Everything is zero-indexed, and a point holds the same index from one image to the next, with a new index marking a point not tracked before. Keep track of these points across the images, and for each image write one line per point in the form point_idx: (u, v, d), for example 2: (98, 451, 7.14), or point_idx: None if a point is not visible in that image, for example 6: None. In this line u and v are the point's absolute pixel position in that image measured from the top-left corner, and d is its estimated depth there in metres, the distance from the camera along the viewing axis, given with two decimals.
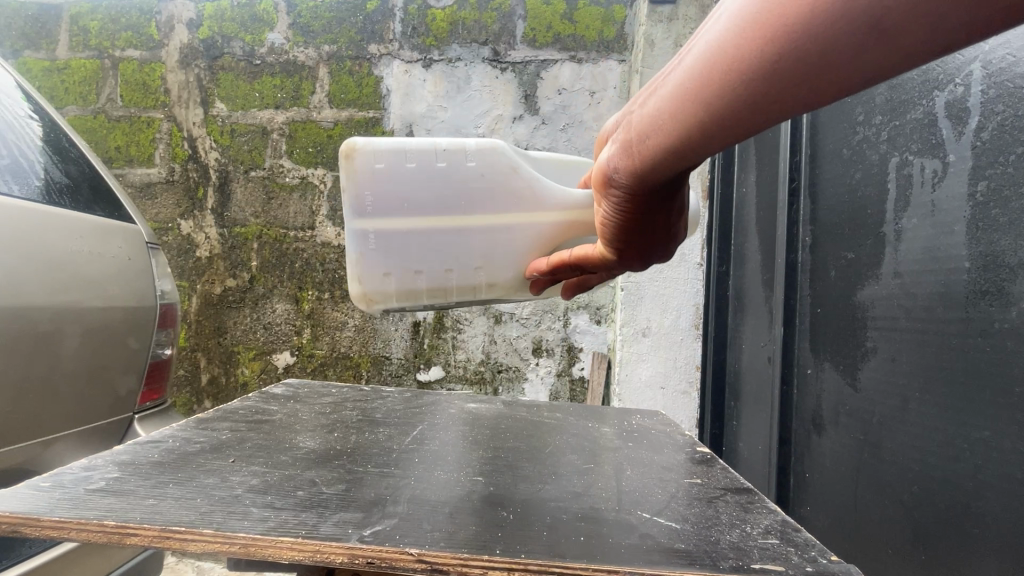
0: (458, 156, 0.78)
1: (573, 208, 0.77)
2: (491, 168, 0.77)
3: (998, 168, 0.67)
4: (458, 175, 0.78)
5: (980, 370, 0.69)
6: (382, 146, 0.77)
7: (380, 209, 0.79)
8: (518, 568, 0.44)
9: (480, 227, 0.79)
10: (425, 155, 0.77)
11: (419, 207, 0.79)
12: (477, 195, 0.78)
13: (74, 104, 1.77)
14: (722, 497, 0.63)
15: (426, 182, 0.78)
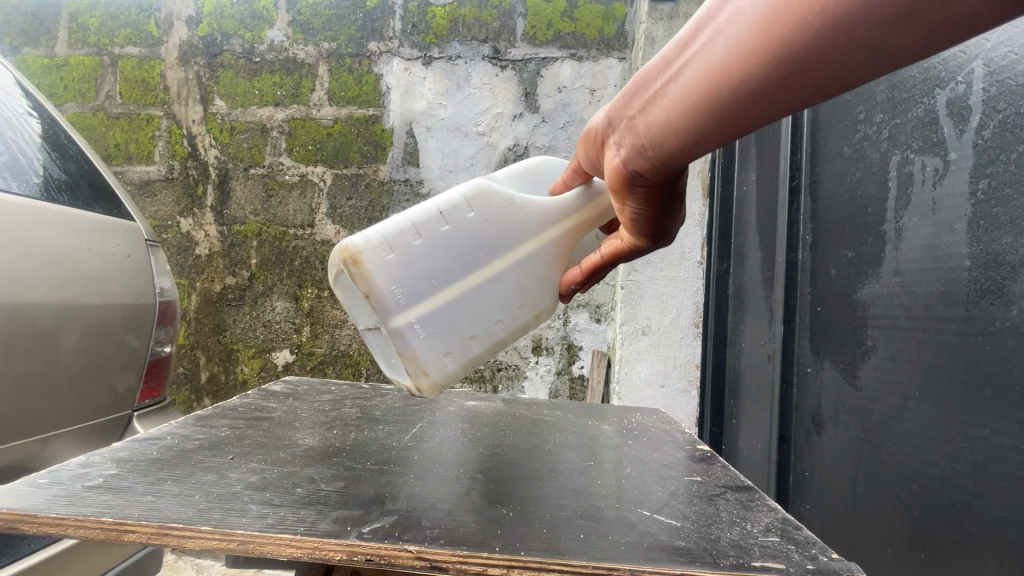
0: (455, 211, 0.68)
1: (569, 213, 0.73)
2: (492, 206, 0.70)
3: (999, 166, 0.67)
4: (465, 229, 0.68)
5: (980, 369, 0.69)
6: (382, 235, 0.65)
7: (410, 295, 0.65)
8: (518, 565, 0.44)
9: (509, 266, 0.70)
10: (428, 226, 0.67)
11: (444, 274, 0.67)
12: (492, 240, 0.69)
13: (73, 102, 1.76)
14: (722, 495, 0.62)
15: (441, 246, 0.67)
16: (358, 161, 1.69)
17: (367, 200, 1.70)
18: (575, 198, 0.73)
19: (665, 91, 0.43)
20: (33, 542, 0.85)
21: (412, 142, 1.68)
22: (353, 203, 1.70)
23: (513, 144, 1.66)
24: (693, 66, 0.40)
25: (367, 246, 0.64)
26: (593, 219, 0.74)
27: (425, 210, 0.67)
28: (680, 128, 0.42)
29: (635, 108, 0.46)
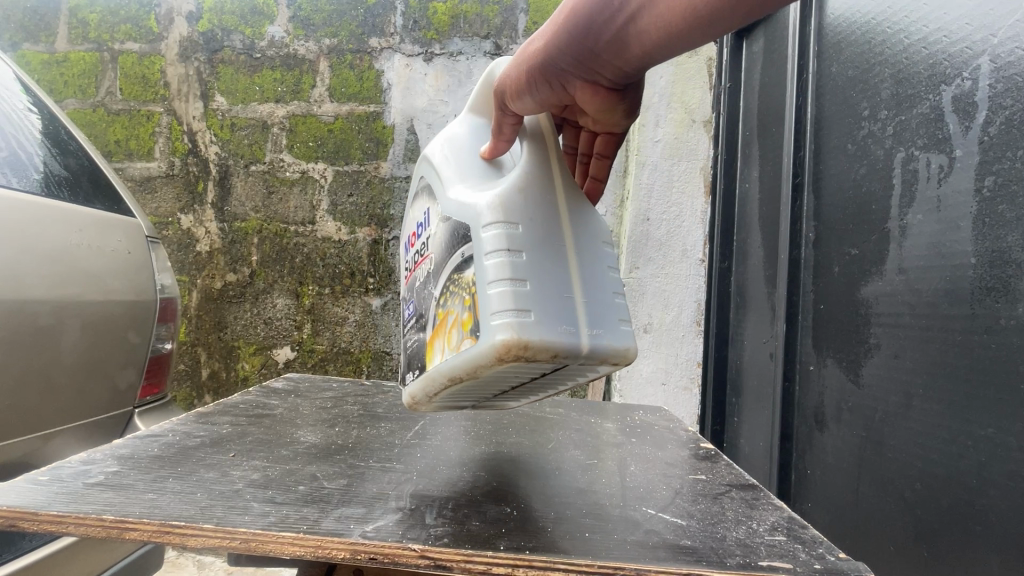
0: (513, 246, 0.52)
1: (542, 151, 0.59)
2: (522, 204, 0.54)
3: (1006, 163, 0.66)
4: (533, 239, 0.53)
5: (985, 366, 0.68)
6: (503, 315, 0.49)
7: (564, 321, 0.51)
8: (523, 564, 0.44)
9: (582, 224, 0.57)
10: (515, 266, 0.51)
11: (564, 281, 0.53)
12: (552, 227, 0.55)
13: (74, 98, 1.76)
14: (727, 494, 0.62)
15: (539, 270, 0.52)
16: (359, 158, 1.69)
17: (368, 197, 1.69)
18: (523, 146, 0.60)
19: (628, 32, 0.47)
20: (35, 538, 0.86)
21: (413, 139, 1.67)
22: (354, 200, 1.69)
23: None
24: (654, 11, 0.44)
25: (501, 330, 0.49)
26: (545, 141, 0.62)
27: (493, 269, 0.51)
28: (653, 56, 0.48)
29: (598, 50, 0.50)
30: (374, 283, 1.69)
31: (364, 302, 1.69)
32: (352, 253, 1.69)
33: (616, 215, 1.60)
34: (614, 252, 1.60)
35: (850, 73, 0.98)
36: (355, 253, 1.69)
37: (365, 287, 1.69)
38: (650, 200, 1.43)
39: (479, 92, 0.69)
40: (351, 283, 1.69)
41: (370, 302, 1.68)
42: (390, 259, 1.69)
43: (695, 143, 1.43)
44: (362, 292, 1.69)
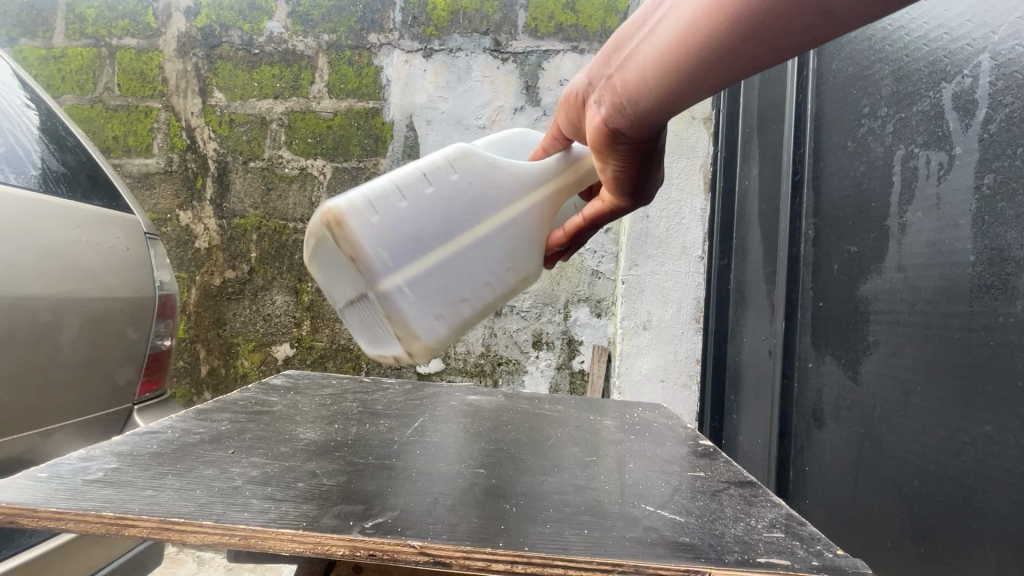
0: (426, 176, 0.59)
1: (547, 178, 0.64)
2: (467, 167, 0.61)
3: (1006, 160, 0.66)
4: (443, 190, 0.59)
5: (983, 364, 0.68)
6: (365, 197, 0.56)
7: (393, 254, 0.56)
8: (522, 560, 0.44)
9: (497, 229, 0.61)
10: (411, 185, 0.58)
11: (433, 236, 0.59)
12: (472, 202, 0.60)
13: (72, 93, 1.75)
14: (726, 491, 0.62)
15: (424, 208, 0.58)
16: (358, 154, 1.68)
17: None
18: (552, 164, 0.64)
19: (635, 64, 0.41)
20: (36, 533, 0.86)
21: (412, 136, 1.67)
22: None
23: None
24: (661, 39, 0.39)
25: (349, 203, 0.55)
26: (570, 172, 0.65)
27: (401, 176, 0.58)
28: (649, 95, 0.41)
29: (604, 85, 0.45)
30: None
31: None
32: None
33: None
34: (613, 249, 1.60)
35: (850, 70, 0.97)
36: None
37: None
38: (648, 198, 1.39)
39: None
40: None
41: None
42: None
43: (694, 140, 1.39)
44: None
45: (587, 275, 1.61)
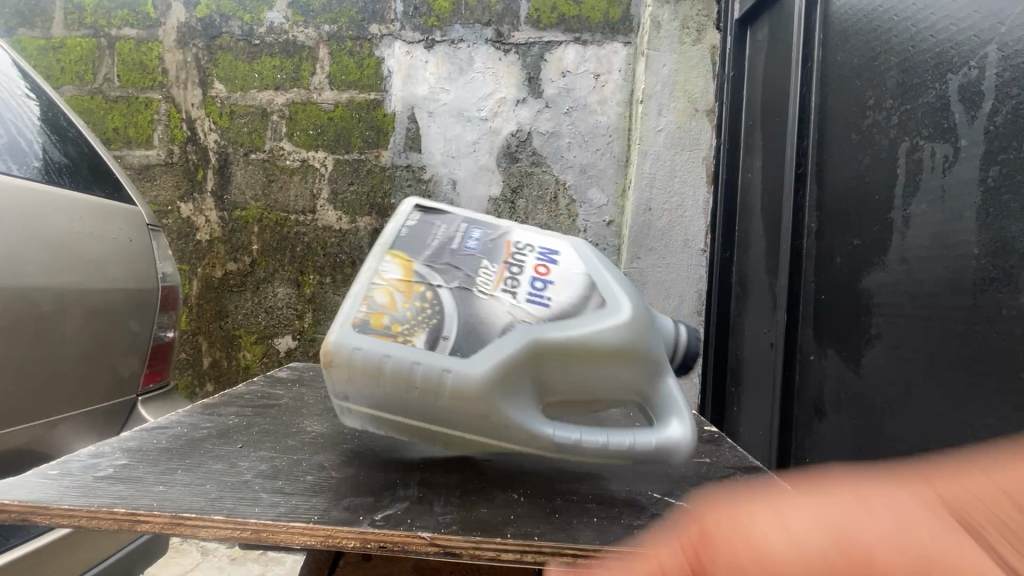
0: (421, 376, 0.58)
1: (548, 448, 0.60)
2: (466, 406, 0.58)
3: (1011, 152, 0.65)
4: (429, 404, 0.59)
5: (985, 358, 0.68)
6: (360, 348, 0.59)
7: (357, 396, 0.61)
8: (531, 549, 0.45)
9: (465, 447, 0.62)
10: (408, 367, 0.58)
11: (395, 409, 0.60)
12: (450, 420, 0.59)
13: (71, 84, 1.74)
14: (731, 477, 0.63)
15: (405, 398, 0.59)
16: (359, 146, 1.68)
17: (369, 185, 1.68)
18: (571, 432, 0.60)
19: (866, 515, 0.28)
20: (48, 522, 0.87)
21: (414, 127, 1.66)
22: (355, 188, 1.68)
23: (516, 129, 1.63)
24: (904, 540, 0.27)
25: (354, 347, 0.59)
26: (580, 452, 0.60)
27: (414, 362, 0.58)
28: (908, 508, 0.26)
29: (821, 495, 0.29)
30: None
31: None
32: (353, 242, 1.69)
33: (618, 204, 1.60)
34: (615, 243, 1.60)
35: (855, 62, 0.95)
36: (357, 242, 1.69)
37: None
38: (653, 189, 1.44)
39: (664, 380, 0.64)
40: (353, 272, 1.69)
41: None
42: None
43: (699, 132, 1.42)
44: None
45: None
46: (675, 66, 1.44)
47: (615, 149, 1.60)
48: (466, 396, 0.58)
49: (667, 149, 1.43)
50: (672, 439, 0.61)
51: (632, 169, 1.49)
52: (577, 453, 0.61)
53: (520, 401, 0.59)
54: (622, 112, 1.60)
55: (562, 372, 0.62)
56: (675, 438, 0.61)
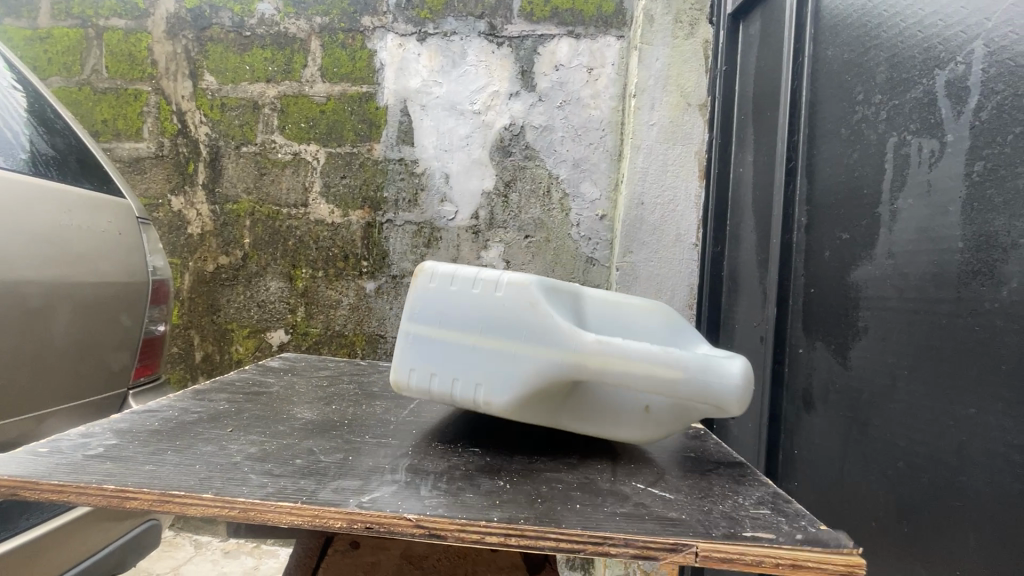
0: (491, 286, 0.65)
1: (593, 362, 0.62)
2: (518, 305, 0.64)
3: (996, 147, 0.63)
4: (486, 307, 0.65)
5: (968, 351, 0.66)
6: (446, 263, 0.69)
7: (422, 312, 0.67)
8: (515, 532, 0.45)
9: (504, 366, 0.63)
10: (480, 282, 0.66)
11: (452, 320, 0.65)
12: (500, 324, 0.64)
13: (58, 75, 1.72)
14: (715, 471, 0.64)
15: (465, 305, 0.66)
16: (352, 139, 1.67)
17: (361, 179, 1.67)
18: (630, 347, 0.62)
19: None
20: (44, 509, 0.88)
21: (407, 121, 1.66)
22: (348, 182, 1.68)
23: (509, 123, 1.63)
24: None
25: (431, 267, 0.69)
26: (631, 358, 0.61)
27: (479, 272, 0.67)
28: None
29: None
30: (367, 266, 1.68)
31: (358, 285, 1.67)
32: (346, 236, 1.68)
33: (610, 198, 1.60)
34: (608, 237, 1.60)
35: (846, 56, 0.93)
36: (349, 236, 1.68)
37: (359, 270, 1.68)
38: (645, 183, 1.42)
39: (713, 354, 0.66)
40: (345, 266, 1.68)
41: (364, 286, 1.67)
42: (384, 243, 1.67)
43: (691, 127, 1.42)
44: (356, 276, 1.68)
45: (582, 262, 1.62)
46: (668, 61, 1.44)
47: (608, 143, 1.60)
48: (526, 301, 0.64)
49: (660, 144, 1.42)
50: (717, 363, 0.61)
51: (624, 163, 1.48)
52: (620, 360, 0.62)
53: (566, 316, 0.65)
54: (615, 106, 1.60)
55: (612, 316, 0.69)
56: (721, 363, 0.61)
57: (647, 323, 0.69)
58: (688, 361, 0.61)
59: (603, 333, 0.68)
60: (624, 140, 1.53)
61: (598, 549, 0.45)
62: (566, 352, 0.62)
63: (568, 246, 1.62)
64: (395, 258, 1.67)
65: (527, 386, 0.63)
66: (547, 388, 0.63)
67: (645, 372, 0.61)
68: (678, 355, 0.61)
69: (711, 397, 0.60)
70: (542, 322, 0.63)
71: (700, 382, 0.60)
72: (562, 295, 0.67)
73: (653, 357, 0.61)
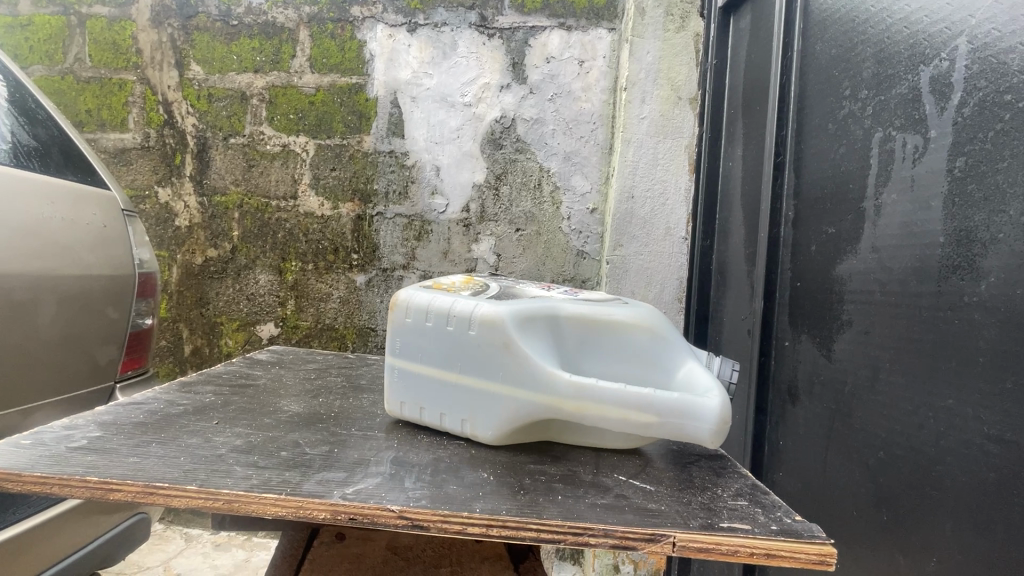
0: (463, 324, 0.66)
1: (565, 402, 0.63)
2: (490, 344, 0.64)
3: (977, 144, 0.64)
4: (463, 344, 0.66)
5: (946, 343, 0.66)
6: (422, 295, 0.71)
7: (407, 347, 0.70)
8: (497, 523, 0.46)
9: (482, 403, 0.65)
10: (454, 315, 0.67)
11: (434, 357, 0.67)
12: (476, 362, 0.65)
13: (40, 64, 1.69)
14: (696, 463, 0.65)
15: (443, 341, 0.67)
16: (341, 131, 1.66)
17: (351, 171, 1.66)
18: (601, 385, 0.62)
19: None
20: (33, 502, 0.88)
21: (397, 113, 1.64)
22: (337, 174, 1.67)
23: (500, 116, 1.62)
24: None
25: (412, 300, 0.70)
26: (601, 407, 0.62)
27: (454, 305, 0.68)
28: None
29: None
30: (357, 259, 1.67)
31: (348, 278, 1.67)
32: (336, 229, 1.67)
33: (601, 192, 1.61)
34: (598, 230, 1.61)
35: (833, 52, 0.94)
36: (339, 229, 1.67)
37: (350, 263, 1.67)
38: (636, 177, 1.43)
39: (693, 373, 0.65)
40: (336, 259, 1.68)
41: (355, 279, 1.67)
42: (374, 236, 1.67)
43: (681, 121, 1.43)
44: (346, 269, 1.67)
45: (573, 256, 1.62)
46: (659, 54, 1.44)
47: (599, 136, 1.60)
48: (495, 336, 0.64)
49: (650, 138, 1.43)
50: (693, 403, 0.60)
51: (615, 157, 1.49)
52: (593, 402, 0.62)
53: (541, 350, 0.65)
54: (607, 100, 1.60)
55: (587, 339, 0.68)
56: (696, 404, 0.60)
57: (624, 341, 0.68)
58: (662, 404, 0.60)
59: (582, 358, 0.68)
60: (615, 133, 1.54)
61: (578, 539, 0.46)
62: (539, 392, 0.63)
63: (559, 240, 1.62)
64: (385, 251, 1.67)
65: (507, 419, 0.64)
66: (526, 424, 0.64)
67: (619, 414, 0.62)
68: (650, 396, 0.60)
69: (686, 436, 0.61)
70: (513, 357, 0.63)
71: (673, 425, 0.60)
72: (539, 324, 0.67)
73: (626, 399, 0.61)
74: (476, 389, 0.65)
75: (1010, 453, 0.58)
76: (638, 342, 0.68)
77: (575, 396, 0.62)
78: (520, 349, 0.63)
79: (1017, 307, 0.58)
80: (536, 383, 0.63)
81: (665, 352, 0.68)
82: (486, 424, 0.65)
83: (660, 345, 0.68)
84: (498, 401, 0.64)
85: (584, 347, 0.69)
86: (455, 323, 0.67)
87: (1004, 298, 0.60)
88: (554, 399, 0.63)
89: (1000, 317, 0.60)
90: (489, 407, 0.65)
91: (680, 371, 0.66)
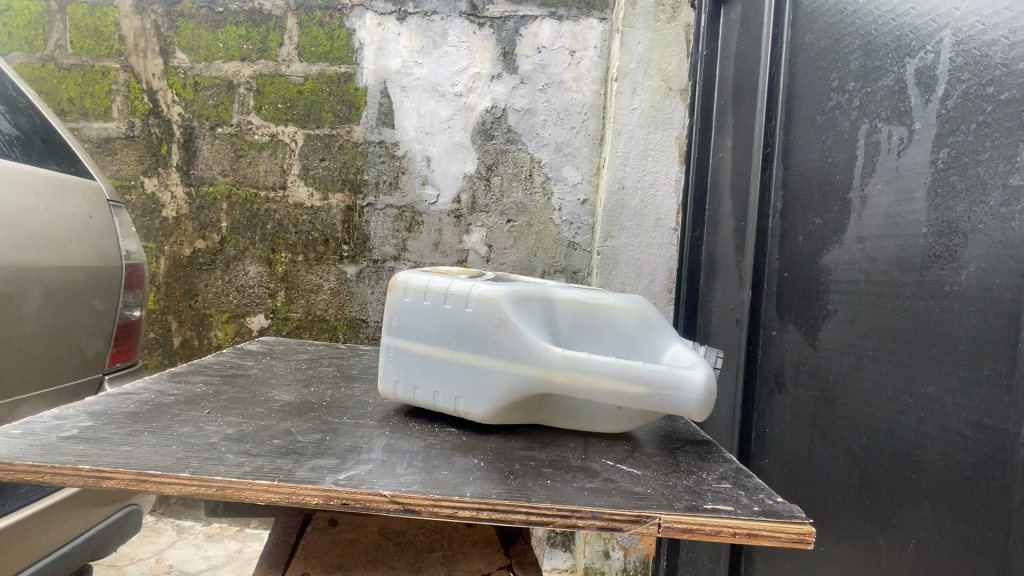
0: (459, 303, 0.67)
1: (559, 375, 0.63)
2: (486, 322, 0.65)
3: (960, 136, 0.65)
4: (458, 323, 0.66)
5: (927, 330, 0.68)
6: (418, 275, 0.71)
7: (402, 327, 0.70)
8: (487, 507, 0.47)
9: (478, 379, 0.66)
10: (451, 296, 0.67)
11: (428, 336, 0.68)
12: (471, 340, 0.65)
13: (20, 50, 1.65)
14: (683, 448, 0.67)
15: (439, 320, 0.68)
16: (331, 120, 1.64)
17: (341, 161, 1.65)
18: (595, 359, 0.63)
19: None
20: (23, 493, 0.88)
21: (388, 102, 1.63)
22: (327, 164, 1.65)
23: (490, 106, 1.61)
24: None
25: (408, 281, 0.71)
26: (595, 379, 0.63)
27: (451, 285, 0.68)
28: None
29: None
30: (348, 250, 1.66)
31: (339, 270, 1.66)
32: (326, 220, 1.66)
33: (592, 183, 1.62)
34: (589, 221, 1.61)
35: (822, 43, 0.94)
36: (330, 220, 1.66)
37: (341, 254, 1.66)
38: (626, 167, 1.44)
39: (683, 352, 0.66)
40: (326, 250, 1.67)
41: (345, 270, 1.66)
42: (364, 227, 1.66)
43: (671, 113, 1.43)
44: (337, 260, 1.66)
45: (564, 247, 1.63)
46: (649, 45, 1.44)
47: (590, 127, 1.60)
48: (491, 313, 0.65)
49: (640, 130, 1.43)
50: (681, 375, 0.61)
51: (606, 149, 1.49)
52: (585, 376, 0.63)
53: (536, 329, 0.66)
54: (597, 89, 1.60)
55: (581, 320, 0.70)
56: (685, 377, 0.61)
57: (617, 322, 0.69)
58: (652, 376, 0.61)
59: (574, 338, 0.69)
60: (604, 124, 1.55)
61: (567, 521, 0.47)
62: (533, 366, 0.64)
63: (550, 231, 1.62)
64: (376, 241, 1.66)
65: (502, 394, 0.65)
66: (520, 399, 0.65)
67: (609, 387, 0.63)
68: (642, 368, 0.62)
69: (674, 409, 0.61)
70: (508, 333, 0.64)
71: (663, 398, 0.61)
72: (533, 304, 0.68)
73: (617, 372, 0.62)
74: (470, 365, 0.66)
75: (987, 437, 0.60)
76: (631, 323, 0.69)
77: (571, 369, 0.63)
78: (516, 326, 0.64)
79: (997, 295, 0.60)
80: (532, 359, 0.64)
81: (655, 333, 0.69)
82: (479, 398, 0.66)
83: (653, 325, 0.69)
84: (491, 377, 0.65)
85: (579, 327, 0.70)
86: (452, 302, 0.67)
87: (983, 286, 0.61)
88: (548, 372, 0.63)
89: (979, 305, 0.62)
90: (484, 384, 0.65)
91: (669, 351, 0.67)
